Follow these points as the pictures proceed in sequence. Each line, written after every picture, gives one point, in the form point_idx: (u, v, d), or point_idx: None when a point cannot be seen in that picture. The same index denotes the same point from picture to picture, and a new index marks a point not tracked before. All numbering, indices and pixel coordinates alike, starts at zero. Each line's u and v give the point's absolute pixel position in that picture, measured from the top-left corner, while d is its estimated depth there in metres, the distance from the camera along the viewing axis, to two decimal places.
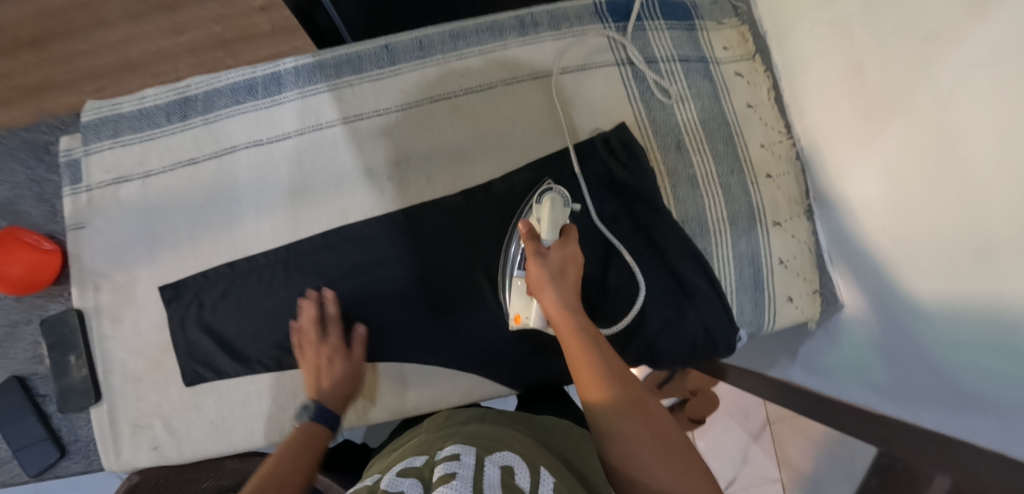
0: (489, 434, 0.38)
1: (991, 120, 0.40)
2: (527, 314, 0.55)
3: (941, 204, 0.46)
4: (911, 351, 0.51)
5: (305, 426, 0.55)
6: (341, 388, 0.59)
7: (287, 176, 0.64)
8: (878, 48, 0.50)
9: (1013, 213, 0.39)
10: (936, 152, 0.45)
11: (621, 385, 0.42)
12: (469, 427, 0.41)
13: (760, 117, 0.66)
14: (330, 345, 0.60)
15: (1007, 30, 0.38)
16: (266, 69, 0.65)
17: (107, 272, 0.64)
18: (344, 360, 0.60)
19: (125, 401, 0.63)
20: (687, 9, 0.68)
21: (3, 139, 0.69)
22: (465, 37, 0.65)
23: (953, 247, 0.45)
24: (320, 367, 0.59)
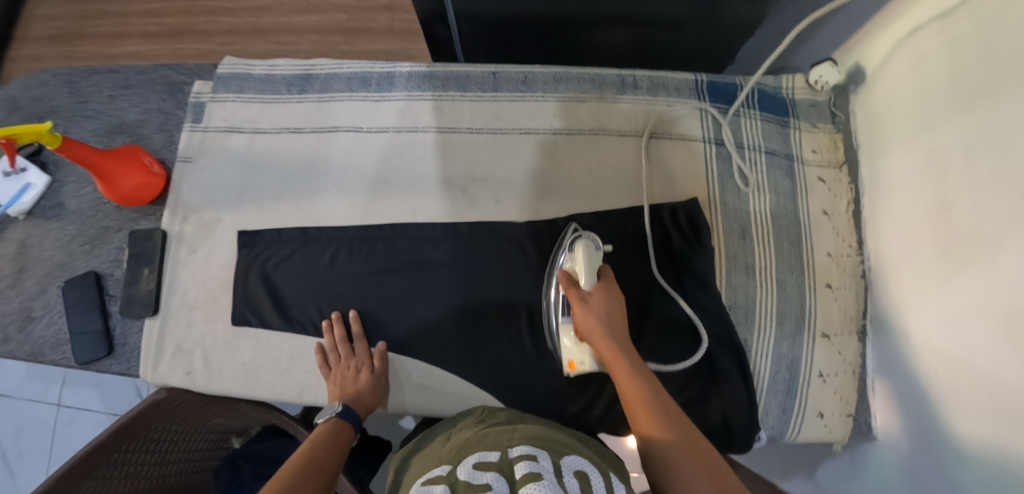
0: (553, 440, 0.51)
1: None
2: (581, 361, 0.57)
3: (1005, 361, 0.44)
4: None
5: (334, 420, 0.57)
6: (365, 398, 0.61)
7: (375, 164, 0.69)
8: (972, 191, 0.49)
9: None
10: (1013, 308, 0.44)
11: (675, 428, 0.46)
12: (528, 430, 0.53)
13: (834, 226, 0.66)
14: (357, 357, 0.63)
15: None
16: (384, 68, 0.72)
17: (198, 207, 0.71)
18: (369, 372, 0.63)
19: (177, 324, 0.69)
20: (785, 106, 0.69)
21: (148, 69, 0.78)
22: (566, 81, 0.69)
23: (1011, 407, 0.43)
24: (348, 377, 0.62)
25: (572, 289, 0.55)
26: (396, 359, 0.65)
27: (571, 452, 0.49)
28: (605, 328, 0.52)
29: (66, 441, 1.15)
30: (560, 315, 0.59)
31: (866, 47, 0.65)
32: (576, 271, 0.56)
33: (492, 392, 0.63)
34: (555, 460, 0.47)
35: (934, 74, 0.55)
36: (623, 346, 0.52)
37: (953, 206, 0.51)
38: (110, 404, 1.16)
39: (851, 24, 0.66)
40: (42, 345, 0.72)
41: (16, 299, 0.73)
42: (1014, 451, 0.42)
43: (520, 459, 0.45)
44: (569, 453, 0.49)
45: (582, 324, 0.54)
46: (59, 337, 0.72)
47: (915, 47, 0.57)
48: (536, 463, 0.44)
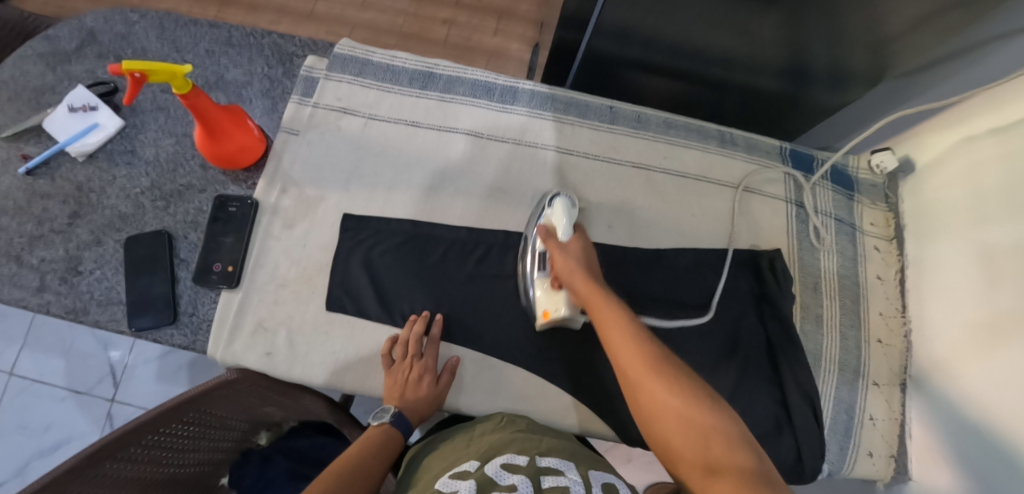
0: (581, 456, 0.54)
1: None
2: (554, 309, 0.62)
3: None
4: None
5: (386, 427, 0.58)
6: (420, 408, 0.61)
7: (495, 172, 0.70)
8: (1015, 278, 0.60)
9: None
10: None
11: (645, 339, 0.52)
12: (553, 442, 0.56)
13: (885, 291, 0.76)
14: (423, 364, 0.61)
15: None
16: (507, 81, 0.75)
17: (300, 182, 0.69)
18: (432, 383, 0.61)
19: (261, 300, 0.64)
20: (851, 182, 0.80)
21: (257, 34, 0.76)
22: (676, 127, 0.76)
23: None
24: (410, 382, 0.60)
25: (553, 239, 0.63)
26: (497, 366, 0.65)
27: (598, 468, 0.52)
28: (582, 267, 0.59)
29: (11, 415, 1.00)
30: (537, 272, 0.64)
31: (920, 143, 0.76)
32: (556, 224, 0.63)
33: (591, 406, 0.65)
34: (582, 473, 0.50)
35: (988, 175, 0.65)
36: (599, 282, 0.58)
37: (1000, 287, 0.61)
38: (75, 379, 1.02)
39: (906, 124, 0.77)
40: (87, 300, 0.64)
41: (61, 247, 0.65)
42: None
43: (548, 471, 0.48)
44: (593, 468, 0.52)
45: (560, 266, 0.60)
46: (109, 296, 0.64)
47: (971, 149, 0.68)
48: (563, 477, 0.47)
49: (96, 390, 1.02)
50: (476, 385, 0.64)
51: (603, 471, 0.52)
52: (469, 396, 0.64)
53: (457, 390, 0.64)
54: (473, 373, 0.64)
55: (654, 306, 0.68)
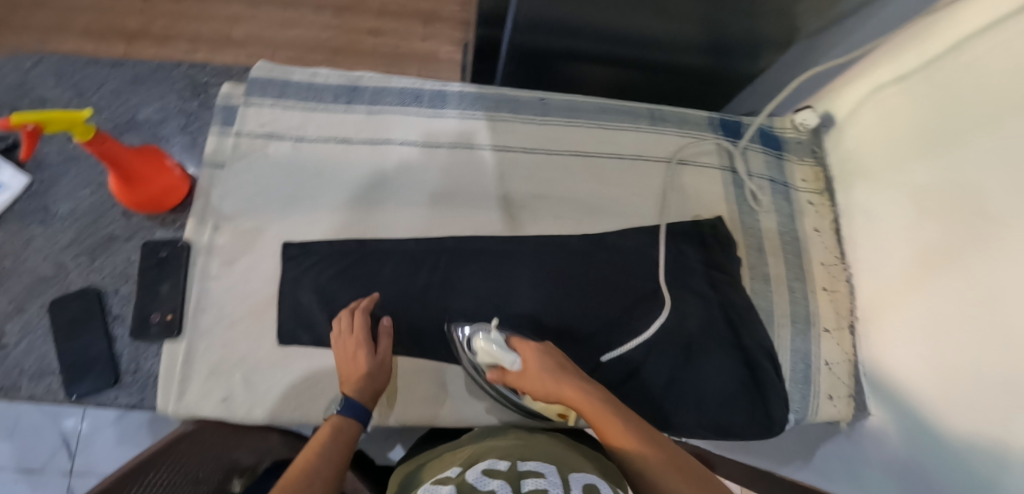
0: (566, 456, 0.51)
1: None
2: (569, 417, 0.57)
3: (982, 347, 0.55)
4: (930, 469, 0.59)
5: (336, 418, 0.53)
6: (366, 383, 0.57)
7: (434, 178, 0.69)
8: (937, 211, 0.63)
9: None
10: (987, 302, 0.55)
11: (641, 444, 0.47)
12: (539, 445, 0.53)
13: (823, 241, 0.79)
14: (354, 337, 0.59)
15: None
16: (435, 85, 0.74)
17: (234, 216, 0.66)
18: (369, 354, 0.58)
19: (208, 345, 0.62)
20: (778, 142, 0.83)
21: (166, 68, 0.72)
22: (607, 111, 0.77)
23: (986, 387, 0.54)
24: (347, 360, 0.58)
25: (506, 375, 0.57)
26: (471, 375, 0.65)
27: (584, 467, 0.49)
28: (549, 382, 0.54)
29: None
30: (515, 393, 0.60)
31: (835, 98, 0.80)
32: (495, 359, 0.58)
33: None
34: (563, 473, 0.47)
35: (901, 118, 0.69)
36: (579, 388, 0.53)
37: (924, 222, 0.65)
38: (25, 457, 0.96)
39: (824, 79, 0.81)
40: (18, 374, 0.60)
41: None
42: (979, 417, 0.54)
43: (529, 472, 0.45)
44: (578, 467, 0.49)
45: (532, 391, 0.55)
46: (42, 366, 0.60)
47: (881, 97, 0.72)
48: (545, 477, 0.44)
49: (50, 466, 0.96)
50: (447, 396, 0.64)
51: (588, 470, 0.48)
52: (441, 407, 0.64)
53: (429, 402, 0.64)
54: (443, 384, 0.65)
55: (609, 290, 0.69)
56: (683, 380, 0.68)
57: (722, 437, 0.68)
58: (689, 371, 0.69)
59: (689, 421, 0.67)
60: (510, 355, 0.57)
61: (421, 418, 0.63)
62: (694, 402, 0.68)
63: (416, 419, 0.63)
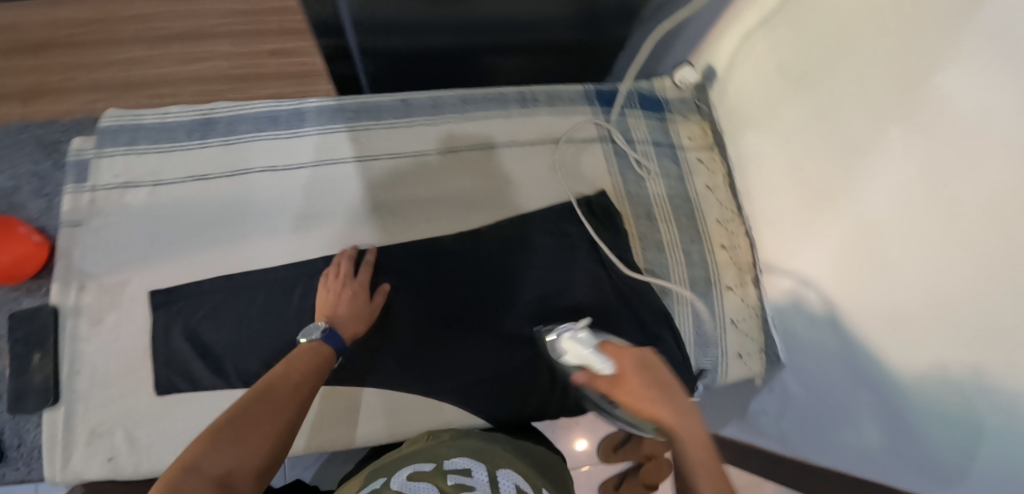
0: (495, 455, 0.52)
1: (894, 215, 0.52)
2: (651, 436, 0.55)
3: (861, 279, 0.57)
4: (845, 415, 0.59)
5: (316, 343, 0.57)
6: (353, 323, 0.62)
7: (298, 201, 0.68)
8: (810, 152, 0.64)
9: (915, 294, 0.49)
10: (864, 236, 0.56)
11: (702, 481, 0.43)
12: (468, 445, 0.54)
13: (717, 198, 0.78)
14: (358, 281, 0.64)
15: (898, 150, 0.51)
16: (290, 104, 0.72)
17: (98, 272, 0.65)
18: (366, 300, 0.64)
19: (87, 408, 0.61)
20: (660, 103, 0.81)
21: None
22: (473, 102, 0.75)
23: (871, 317, 0.55)
24: (342, 297, 0.62)
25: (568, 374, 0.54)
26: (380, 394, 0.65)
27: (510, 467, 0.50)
28: (647, 397, 0.50)
29: None
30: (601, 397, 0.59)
31: (714, 50, 0.78)
32: (582, 361, 0.56)
33: (452, 402, 0.65)
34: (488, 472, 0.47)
35: (767, 61, 0.68)
36: (664, 403, 0.49)
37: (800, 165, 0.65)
38: None
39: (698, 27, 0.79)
40: None
41: None
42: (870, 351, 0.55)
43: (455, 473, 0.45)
44: (502, 466, 0.50)
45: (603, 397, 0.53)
46: None
47: (748, 39, 0.71)
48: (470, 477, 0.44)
49: None
50: (336, 419, 0.64)
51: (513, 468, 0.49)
52: (346, 431, 0.64)
53: (331, 429, 0.64)
54: (331, 408, 0.64)
55: (491, 284, 0.69)
56: None
57: None
58: None
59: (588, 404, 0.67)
60: (600, 358, 0.54)
61: (310, 444, 0.63)
62: None
63: (305, 445, 0.63)
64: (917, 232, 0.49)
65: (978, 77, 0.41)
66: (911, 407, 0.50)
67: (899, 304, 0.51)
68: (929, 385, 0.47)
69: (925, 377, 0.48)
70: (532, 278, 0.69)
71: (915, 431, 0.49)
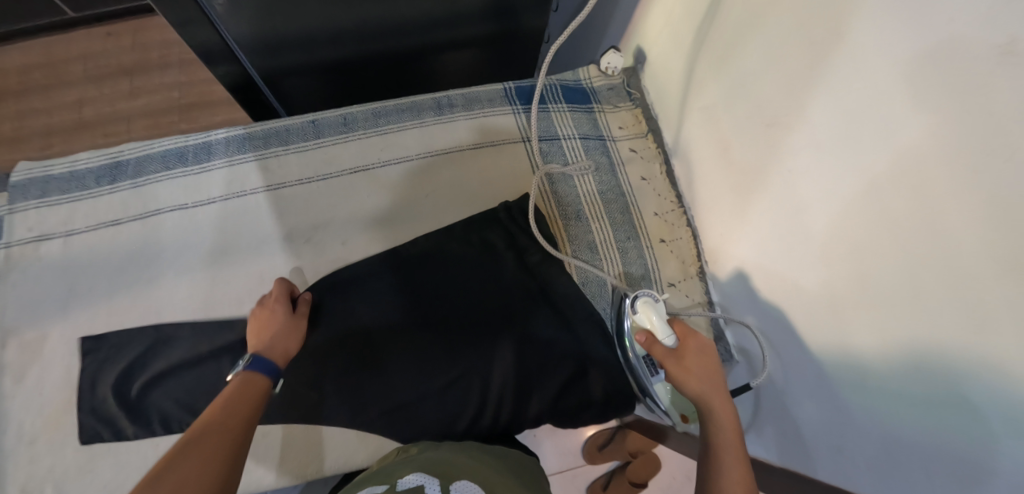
0: (454, 466, 0.48)
1: (825, 191, 0.49)
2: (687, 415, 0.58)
3: (802, 260, 0.54)
4: (814, 410, 0.54)
5: (242, 373, 0.52)
6: (282, 342, 0.57)
7: (210, 237, 0.67)
8: (737, 131, 0.60)
9: (853, 274, 0.47)
10: (796, 217, 0.54)
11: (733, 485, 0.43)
12: (431, 459, 0.50)
13: (654, 188, 0.74)
14: (273, 297, 0.60)
15: (825, 121, 0.48)
16: (199, 139, 0.70)
17: (17, 329, 0.64)
18: (289, 314, 0.60)
19: (16, 465, 0.61)
20: (586, 95, 0.77)
21: None
22: (386, 115, 0.72)
23: (814, 301, 0.53)
24: (264, 319, 0.58)
25: (656, 346, 0.53)
26: (318, 428, 0.63)
27: (471, 479, 0.46)
28: (704, 382, 0.50)
29: None
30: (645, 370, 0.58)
31: (639, 32, 0.74)
32: (653, 328, 0.55)
33: (377, 432, 0.63)
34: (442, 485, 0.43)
35: (688, 39, 0.65)
36: (719, 402, 0.49)
37: (730, 146, 0.62)
38: None
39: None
40: None
41: None
42: (820, 339, 0.52)
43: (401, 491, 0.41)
44: (463, 477, 0.46)
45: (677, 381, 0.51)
46: None
47: (667, 15, 0.67)
48: None
49: None
50: (257, 461, 0.62)
51: (473, 480, 0.46)
52: (285, 468, 0.62)
53: (270, 466, 0.62)
54: (257, 447, 0.62)
55: (416, 301, 0.65)
56: (507, 378, 0.63)
57: (562, 424, 0.66)
58: (518, 367, 0.63)
59: (521, 422, 0.64)
60: (667, 332, 0.54)
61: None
62: (518, 404, 0.63)
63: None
64: (853, 208, 0.47)
65: (880, 42, 0.41)
66: (887, 393, 0.44)
67: (835, 284, 0.50)
68: (899, 366, 0.43)
69: (894, 358, 0.44)
70: (453, 295, 0.66)
71: (873, 415, 0.47)
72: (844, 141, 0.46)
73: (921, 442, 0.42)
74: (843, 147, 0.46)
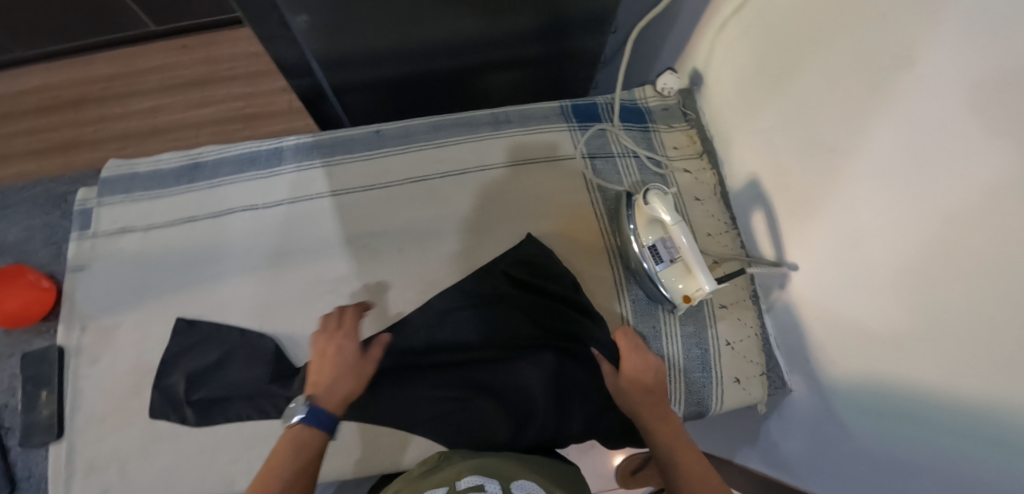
0: (498, 467, 0.49)
1: (889, 220, 0.48)
2: (695, 293, 0.61)
3: (862, 291, 0.52)
4: (877, 446, 0.53)
5: (303, 427, 0.53)
6: (343, 389, 0.57)
7: (275, 238, 0.70)
8: (797, 157, 0.59)
9: (915, 308, 0.46)
10: (858, 248, 0.52)
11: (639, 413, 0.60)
12: (475, 463, 0.51)
13: (707, 209, 0.73)
14: (342, 331, 0.60)
15: (891, 148, 0.47)
16: (270, 145, 0.75)
17: (96, 315, 0.69)
18: (358, 354, 0.59)
19: (86, 442, 0.65)
20: (641, 114, 0.77)
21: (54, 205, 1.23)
22: (444, 128, 0.75)
23: (874, 335, 0.51)
24: (331, 354, 0.58)
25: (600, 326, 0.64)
26: (363, 429, 0.64)
27: (523, 478, 0.47)
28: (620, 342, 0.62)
29: None
30: (654, 264, 0.64)
31: (694, 55, 0.75)
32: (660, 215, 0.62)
33: (423, 436, 0.64)
34: (502, 485, 0.44)
35: (747, 64, 0.65)
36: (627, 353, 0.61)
37: (789, 171, 0.61)
38: None
39: (668, 21, 0.77)
40: None
41: None
42: (883, 374, 0.51)
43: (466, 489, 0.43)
44: (518, 478, 0.47)
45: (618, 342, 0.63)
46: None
47: (725, 38, 0.67)
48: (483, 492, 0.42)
49: None
50: None
51: (526, 481, 0.47)
52: (330, 463, 0.63)
53: None
54: None
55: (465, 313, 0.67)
56: (544, 398, 0.64)
57: (605, 443, 0.66)
58: (546, 391, 0.64)
59: (565, 436, 0.65)
60: (672, 216, 0.61)
61: None
62: (562, 420, 0.64)
63: None
64: (915, 240, 0.46)
65: (944, 70, 0.41)
66: (960, 430, 0.43)
67: (898, 319, 0.48)
68: (971, 406, 0.42)
69: (968, 396, 0.42)
70: (495, 312, 0.67)
71: (942, 454, 0.45)
72: (907, 171, 0.45)
73: (997, 483, 0.40)
74: (907, 177, 0.46)
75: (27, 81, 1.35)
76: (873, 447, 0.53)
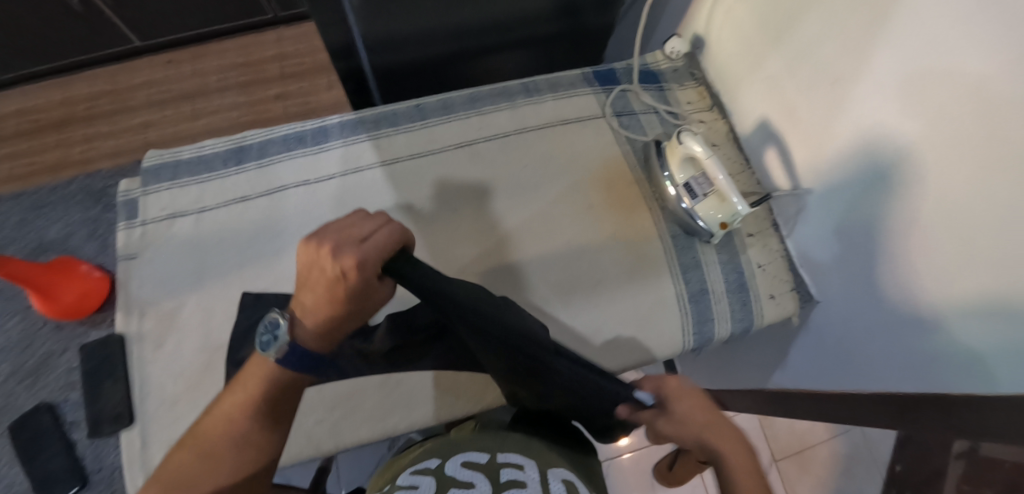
0: (538, 449, 0.51)
1: (891, 132, 0.57)
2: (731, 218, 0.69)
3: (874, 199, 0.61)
4: (904, 335, 0.60)
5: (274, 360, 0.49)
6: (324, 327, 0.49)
7: (332, 209, 0.73)
8: (803, 94, 0.68)
9: (919, 201, 0.55)
10: (867, 160, 0.61)
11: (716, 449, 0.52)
12: (516, 438, 0.52)
13: (724, 153, 0.82)
14: (352, 256, 0.43)
15: (885, 71, 0.55)
16: (315, 124, 0.77)
17: (155, 299, 0.69)
18: (344, 292, 0.44)
19: (160, 424, 0.64)
20: (655, 76, 0.86)
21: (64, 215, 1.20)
22: (480, 98, 0.80)
23: (893, 236, 0.59)
24: (315, 270, 0.45)
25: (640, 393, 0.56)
26: (442, 378, 0.67)
27: (557, 465, 0.49)
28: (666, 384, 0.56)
29: None
30: (688, 198, 0.71)
31: (696, 21, 0.85)
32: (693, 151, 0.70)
33: None
34: (541, 467, 0.46)
35: (749, 20, 0.74)
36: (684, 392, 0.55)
37: (797, 108, 0.70)
38: None
39: None
40: None
41: None
42: (901, 266, 0.59)
43: (506, 465, 0.44)
44: (556, 464, 0.49)
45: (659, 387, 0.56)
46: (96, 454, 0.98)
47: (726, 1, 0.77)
48: (524, 473, 0.43)
49: None
50: (390, 407, 0.66)
51: (562, 468, 0.48)
52: (413, 413, 0.67)
53: (397, 412, 0.66)
54: (387, 395, 0.67)
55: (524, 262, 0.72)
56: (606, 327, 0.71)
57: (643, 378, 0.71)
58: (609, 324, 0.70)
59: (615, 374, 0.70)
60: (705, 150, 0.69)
61: (362, 432, 0.65)
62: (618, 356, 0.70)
63: (356, 435, 0.65)
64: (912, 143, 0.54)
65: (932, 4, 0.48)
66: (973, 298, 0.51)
67: (906, 214, 0.56)
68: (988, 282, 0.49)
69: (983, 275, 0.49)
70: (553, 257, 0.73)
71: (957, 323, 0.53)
72: (898, 83, 0.54)
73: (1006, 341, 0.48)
74: (902, 89, 0.54)
75: (7, 106, 1.32)
76: (899, 336, 0.61)
